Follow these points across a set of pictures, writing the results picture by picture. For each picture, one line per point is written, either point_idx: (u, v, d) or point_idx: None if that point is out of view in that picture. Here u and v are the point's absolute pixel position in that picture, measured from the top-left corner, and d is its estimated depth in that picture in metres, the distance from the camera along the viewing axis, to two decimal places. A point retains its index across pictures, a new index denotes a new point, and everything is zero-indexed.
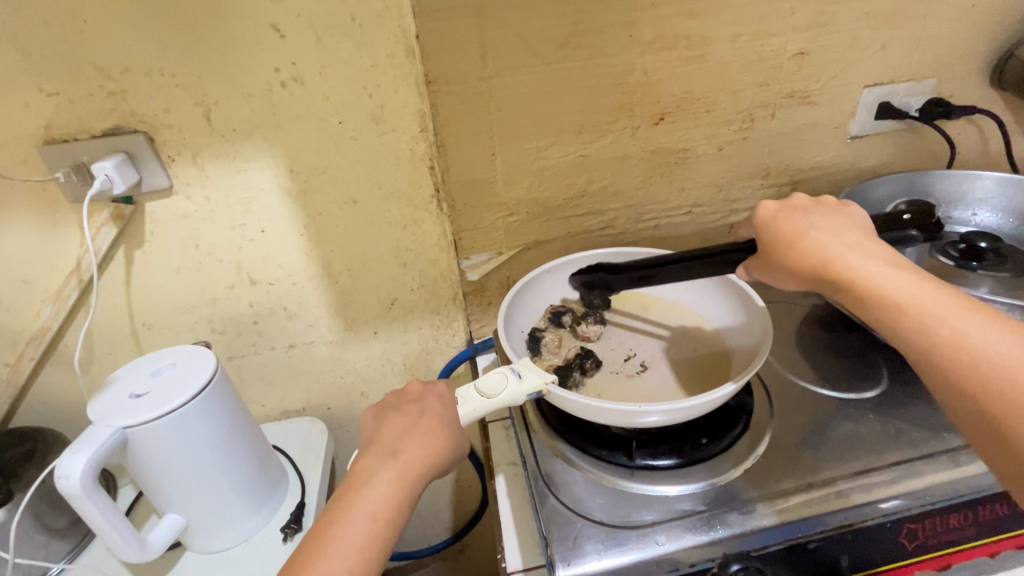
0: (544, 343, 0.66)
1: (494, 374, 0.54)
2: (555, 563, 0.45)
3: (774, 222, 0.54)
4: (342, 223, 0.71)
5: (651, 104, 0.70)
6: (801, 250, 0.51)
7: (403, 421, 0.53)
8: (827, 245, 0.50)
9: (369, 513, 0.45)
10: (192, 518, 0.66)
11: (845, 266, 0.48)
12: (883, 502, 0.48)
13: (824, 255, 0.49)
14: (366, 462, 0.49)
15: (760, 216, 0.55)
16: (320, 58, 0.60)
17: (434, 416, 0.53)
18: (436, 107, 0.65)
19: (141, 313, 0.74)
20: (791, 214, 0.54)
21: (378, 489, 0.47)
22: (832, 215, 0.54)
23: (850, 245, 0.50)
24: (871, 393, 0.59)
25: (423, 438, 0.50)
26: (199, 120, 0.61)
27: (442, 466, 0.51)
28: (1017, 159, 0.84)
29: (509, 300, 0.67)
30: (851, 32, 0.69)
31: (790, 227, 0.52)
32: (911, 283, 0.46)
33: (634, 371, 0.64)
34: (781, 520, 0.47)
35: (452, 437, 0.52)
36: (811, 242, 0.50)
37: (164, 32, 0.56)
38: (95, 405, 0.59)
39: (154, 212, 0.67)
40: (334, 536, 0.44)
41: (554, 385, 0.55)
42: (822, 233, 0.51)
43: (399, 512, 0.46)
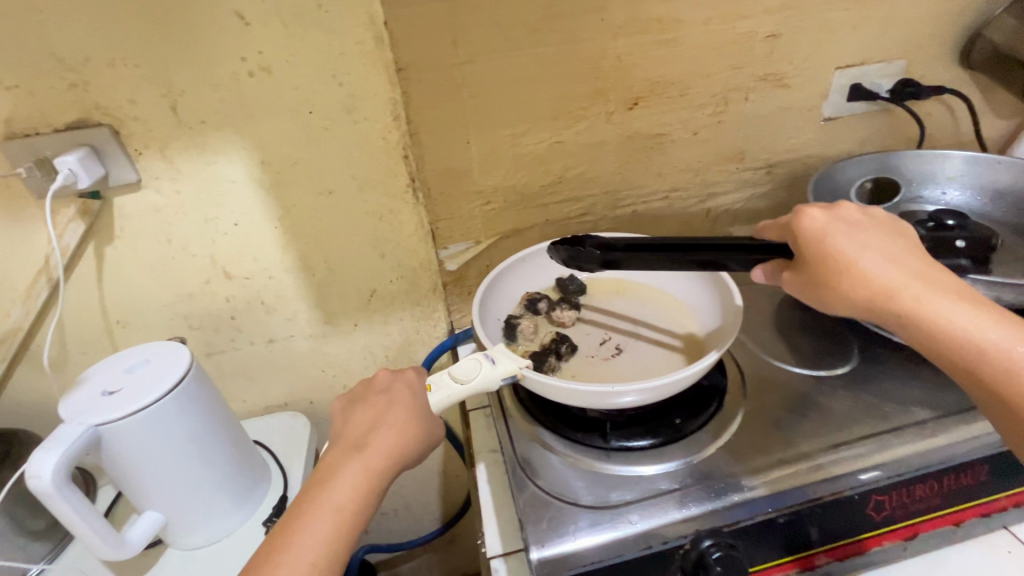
0: (520, 330, 0.65)
1: (467, 360, 0.55)
2: (529, 545, 0.46)
3: (826, 242, 0.48)
4: (317, 214, 0.71)
5: (625, 88, 0.70)
6: (863, 277, 0.46)
7: (371, 412, 0.53)
8: (887, 273, 0.46)
9: (335, 506, 0.46)
10: (172, 515, 0.65)
11: (910, 299, 0.45)
12: (859, 473, 0.49)
13: (886, 287, 0.46)
14: (336, 456, 0.50)
15: (807, 231, 0.49)
16: (288, 46, 0.59)
17: (402, 406, 0.53)
18: (408, 94, 0.64)
19: (114, 311, 0.73)
20: (841, 230, 0.49)
21: (345, 481, 0.47)
22: (875, 228, 0.50)
23: (909, 271, 0.47)
24: (842, 369, 0.60)
25: (390, 429, 0.51)
26: (165, 112, 0.60)
27: (411, 455, 0.51)
28: (986, 138, 0.85)
29: (483, 289, 0.68)
30: (822, 14, 0.70)
31: (846, 250, 0.47)
32: (975, 317, 0.44)
33: (609, 354, 0.64)
34: (770, 491, 0.48)
35: (421, 426, 0.52)
36: (871, 270, 0.47)
37: (125, 20, 0.55)
38: (66, 403, 0.58)
39: (123, 207, 0.66)
40: (300, 530, 0.44)
41: (529, 369, 0.55)
42: (878, 256, 0.47)
43: (366, 503, 0.47)
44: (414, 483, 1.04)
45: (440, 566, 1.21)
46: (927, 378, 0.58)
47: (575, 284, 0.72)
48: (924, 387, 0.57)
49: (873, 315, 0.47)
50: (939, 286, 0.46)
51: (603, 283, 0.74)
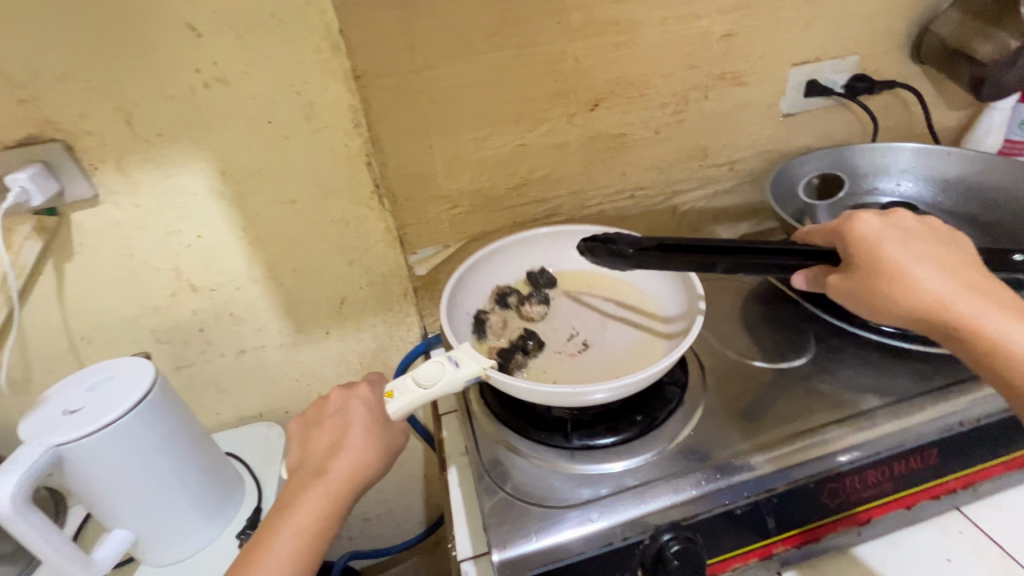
0: (489, 326, 0.66)
1: (429, 363, 0.54)
2: (491, 548, 0.46)
3: (878, 249, 0.49)
4: (281, 223, 0.70)
5: (585, 90, 0.71)
6: (909, 285, 0.47)
7: (329, 434, 0.53)
8: (941, 284, 0.47)
9: (294, 532, 0.48)
10: (143, 532, 0.65)
11: (960, 311, 0.46)
12: (842, 455, 0.50)
13: (938, 298, 0.47)
14: (297, 481, 0.51)
15: (859, 237, 0.50)
16: (242, 57, 0.58)
17: (359, 424, 0.53)
18: (367, 101, 0.64)
19: (78, 327, 0.72)
20: (894, 237, 0.50)
21: (303, 507, 0.48)
22: (932, 239, 0.51)
23: (963, 283, 0.47)
24: (800, 361, 0.62)
25: (348, 452, 0.51)
26: (120, 125, 0.60)
27: (372, 475, 0.52)
28: (939, 129, 0.88)
29: (451, 284, 0.67)
30: (774, 13, 0.71)
31: (898, 259, 0.48)
32: None
33: (575, 349, 0.65)
34: (776, 467, 0.50)
35: (380, 445, 0.52)
36: (923, 280, 0.47)
37: (72, 34, 0.54)
38: (27, 423, 0.57)
39: (82, 223, 0.65)
40: (260, 557, 0.46)
41: (493, 370, 0.55)
42: (930, 267, 0.48)
43: (325, 526, 0.48)
44: (394, 488, 1.04)
45: (426, 569, 1.21)
46: (880, 366, 0.59)
47: (546, 277, 0.71)
48: (877, 374, 0.58)
49: (919, 325, 0.47)
50: (992, 300, 0.46)
51: (570, 273, 0.74)
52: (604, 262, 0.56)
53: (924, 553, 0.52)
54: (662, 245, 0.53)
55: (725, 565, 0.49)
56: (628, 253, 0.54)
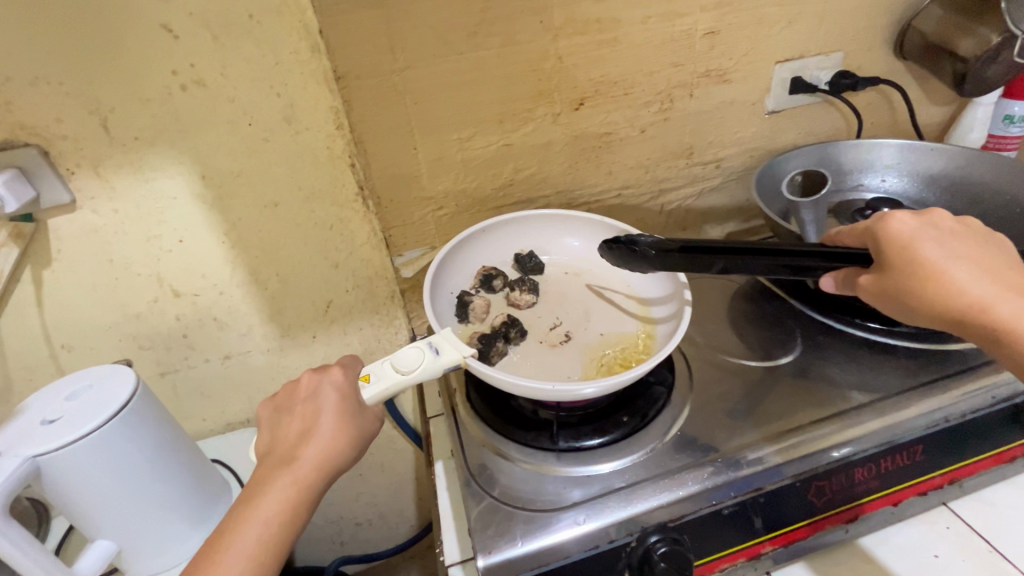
0: (471, 309, 0.66)
1: (409, 349, 0.53)
2: (476, 553, 0.46)
3: (913, 249, 0.48)
4: (264, 227, 0.69)
5: (569, 89, 0.70)
6: (944, 285, 0.46)
7: (300, 422, 0.52)
8: (980, 284, 0.46)
9: (262, 519, 0.46)
10: (125, 542, 0.64)
11: (999, 312, 0.44)
12: (836, 449, 0.51)
13: (977, 299, 0.45)
14: (265, 469, 0.50)
15: (893, 235, 0.50)
16: (220, 58, 0.58)
17: (330, 410, 0.52)
18: (349, 102, 0.63)
19: (58, 335, 0.71)
20: (931, 236, 0.49)
21: (271, 494, 0.47)
22: (970, 239, 0.49)
23: (1004, 283, 0.46)
24: (785, 359, 0.61)
25: (319, 438, 0.50)
26: (96, 129, 0.58)
27: (344, 462, 0.51)
28: (923, 125, 0.88)
29: (435, 264, 0.66)
30: (757, 10, 0.71)
31: (935, 258, 0.47)
32: None
33: (558, 340, 0.64)
34: (785, 457, 0.50)
35: (352, 431, 0.51)
36: (960, 280, 0.46)
37: (44, 37, 0.53)
38: (4, 433, 0.56)
39: (60, 229, 0.64)
40: (226, 545, 0.45)
41: (473, 359, 0.54)
42: (968, 266, 0.47)
43: (295, 514, 0.47)
44: (386, 492, 1.03)
45: None
46: (866, 362, 0.59)
47: (534, 261, 0.71)
48: (862, 370, 0.59)
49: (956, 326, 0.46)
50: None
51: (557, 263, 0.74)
52: (629, 261, 0.57)
53: (912, 550, 0.52)
54: (685, 247, 0.54)
55: (714, 565, 0.49)
56: (650, 254, 0.55)
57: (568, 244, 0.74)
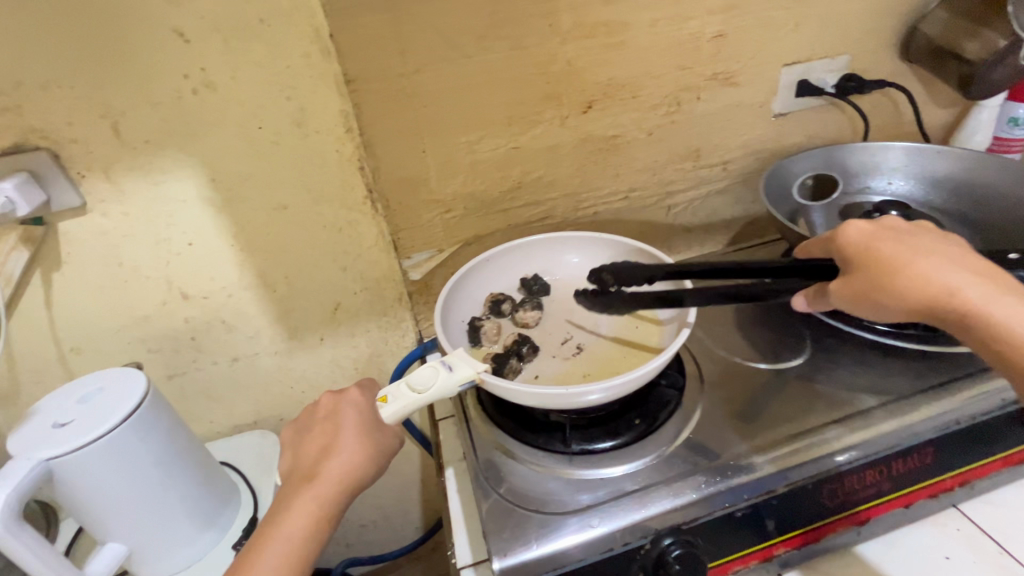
0: (483, 333, 0.66)
1: (423, 368, 0.53)
2: (491, 556, 0.46)
3: (872, 248, 0.48)
4: (272, 230, 0.70)
5: (577, 92, 0.70)
6: (912, 279, 0.45)
7: (321, 439, 0.53)
8: (944, 273, 0.45)
9: (287, 535, 0.47)
10: (136, 545, 0.64)
11: (968, 299, 0.44)
12: (837, 455, 0.51)
13: (945, 287, 0.45)
14: (289, 486, 0.50)
15: (849, 240, 0.49)
16: (231, 62, 0.58)
17: (351, 427, 0.53)
18: (359, 106, 0.64)
19: (67, 338, 0.71)
20: (887, 235, 0.49)
21: (295, 510, 0.48)
22: (923, 233, 0.49)
23: (966, 270, 0.45)
24: (795, 362, 0.62)
25: (340, 454, 0.50)
26: (106, 133, 0.59)
27: (366, 477, 0.51)
28: (928, 127, 0.89)
29: (445, 294, 0.66)
30: (764, 14, 0.71)
31: (895, 253, 0.47)
32: None
33: (570, 353, 0.65)
34: (789, 463, 0.50)
35: (372, 446, 0.52)
36: (924, 271, 0.45)
37: (55, 41, 0.53)
38: (16, 437, 0.56)
39: (69, 232, 0.64)
40: (254, 562, 0.45)
41: (487, 374, 0.54)
42: (933, 258, 0.46)
43: (318, 530, 0.48)
44: (392, 493, 1.03)
45: None
46: (875, 365, 0.60)
47: (539, 283, 0.72)
48: (872, 373, 0.59)
49: (929, 318, 0.45)
50: (997, 285, 0.45)
51: (568, 282, 0.73)
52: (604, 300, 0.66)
53: (922, 551, 0.52)
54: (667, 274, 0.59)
55: (727, 568, 0.49)
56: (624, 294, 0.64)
57: (569, 261, 0.74)
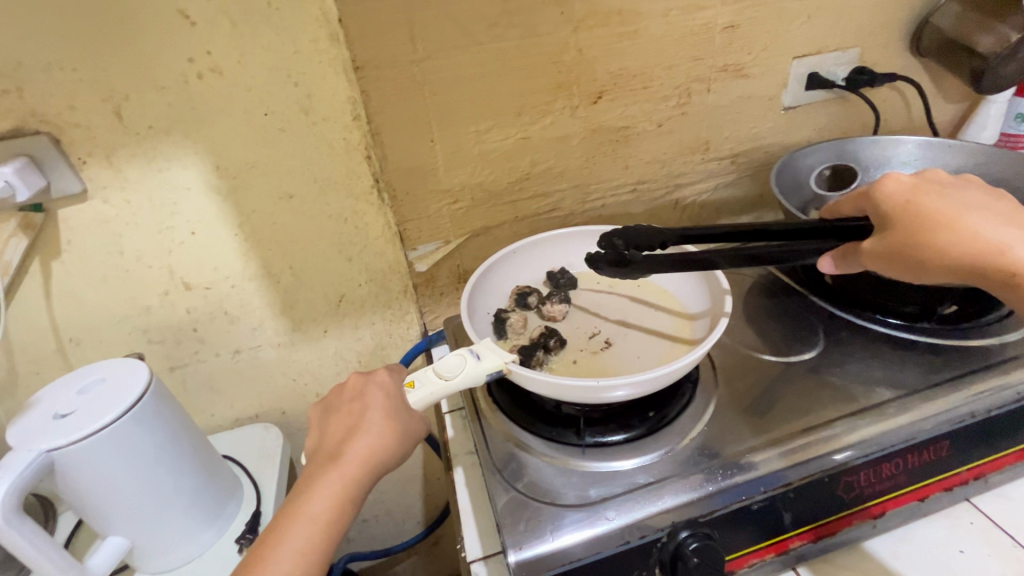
0: (509, 325, 0.64)
1: (452, 356, 0.53)
2: (507, 549, 0.45)
3: (919, 203, 0.50)
4: (278, 220, 0.68)
5: (588, 82, 0.70)
6: (954, 235, 0.48)
7: (346, 421, 0.52)
8: (990, 231, 0.48)
9: (311, 517, 0.46)
10: (138, 538, 0.63)
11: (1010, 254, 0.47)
12: (836, 454, 0.50)
13: (990, 244, 0.48)
14: (313, 466, 0.49)
15: (891, 197, 0.52)
16: (238, 47, 0.56)
17: (378, 409, 0.52)
18: (367, 93, 0.62)
19: (67, 328, 0.69)
20: (929, 191, 0.51)
21: (319, 491, 0.47)
22: (968, 190, 0.52)
23: (1012, 228, 0.48)
24: (809, 354, 0.61)
25: (365, 435, 0.49)
26: (109, 117, 0.57)
27: (391, 462, 0.50)
28: (936, 122, 0.88)
29: (472, 284, 0.66)
30: (777, 5, 0.71)
31: (941, 209, 0.49)
32: None
33: (597, 348, 0.63)
34: (800, 458, 0.49)
35: (399, 430, 0.51)
36: (970, 228, 0.48)
37: (58, 22, 0.52)
38: (16, 428, 0.55)
39: (70, 219, 0.62)
40: (278, 542, 0.45)
41: (515, 364, 0.54)
42: (975, 214, 0.49)
43: (342, 513, 0.47)
44: (393, 488, 1.02)
45: (425, 568, 1.19)
46: (888, 358, 0.59)
47: (566, 277, 0.71)
48: (885, 366, 0.58)
49: (969, 273, 0.48)
50: None
51: (587, 274, 0.74)
52: (609, 273, 0.57)
53: (936, 545, 0.52)
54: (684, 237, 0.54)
55: (742, 562, 0.49)
56: (640, 260, 0.55)
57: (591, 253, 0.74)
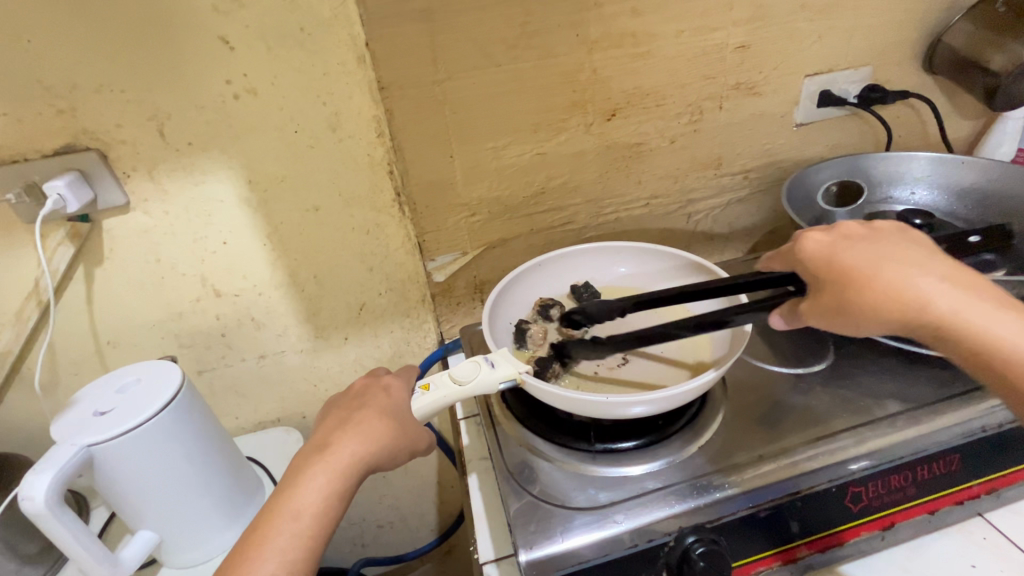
0: (530, 335, 0.65)
1: (466, 362, 0.55)
2: (517, 548, 0.47)
3: (840, 258, 0.48)
4: (304, 231, 0.72)
5: (603, 100, 0.72)
6: (884, 289, 0.45)
7: (341, 417, 0.53)
8: (915, 280, 0.45)
9: (296, 511, 0.45)
10: (164, 533, 0.65)
11: (944, 308, 0.44)
12: (843, 465, 0.50)
13: (914, 296, 0.45)
14: (303, 458, 0.50)
15: (813, 254, 0.50)
16: (272, 69, 0.60)
17: (375, 408, 0.53)
18: (391, 111, 0.66)
19: (105, 331, 0.73)
20: (848, 245, 0.49)
21: (306, 483, 0.47)
22: (882, 236, 0.49)
23: (933, 275, 0.45)
24: (818, 367, 0.62)
25: (357, 431, 0.50)
26: (152, 134, 0.61)
27: (379, 459, 0.50)
28: (951, 139, 0.89)
29: (494, 296, 0.68)
30: (789, 25, 0.73)
31: (863, 263, 0.47)
32: (1001, 317, 0.43)
33: (615, 363, 0.64)
34: (806, 467, 0.50)
35: (393, 430, 0.51)
36: (895, 280, 0.45)
37: (109, 47, 0.56)
38: (59, 424, 0.58)
39: (113, 229, 0.66)
40: (264, 534, 0.44)
41: (528, 375, 0.55)
42: (900, 265, 0.46)
43: (328, 507, 0.46)
44: (409, 493, 1.04)
45: None
46: (899, 372, 0.60)
47: (590, 290, 0.70)
48: (896, 380, 0.59)
49: (902, 327, 0.45)
50: (965, 290, 0.45)
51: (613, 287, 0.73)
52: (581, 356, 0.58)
53: (948, 559, 0.52)
54: (637, 303, 0.58)
55: (749, 569, 0.49)
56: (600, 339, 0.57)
57: (615, 270, 0.75)
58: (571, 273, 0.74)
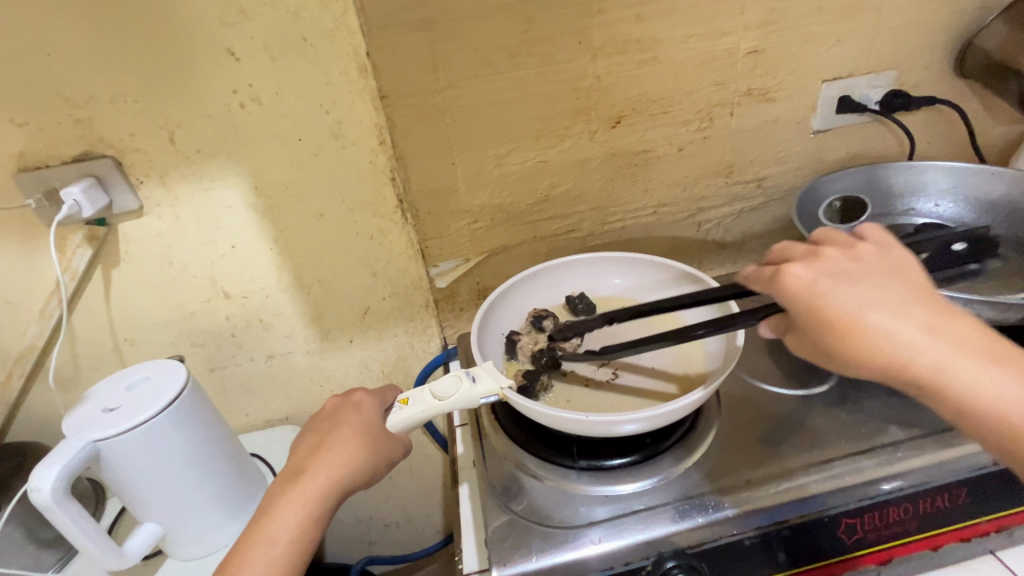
0: (519, 347, 0.65)
1: (447, 377, 0.55)
2: (492, 565, 0.47)
3: (822, 303, 0.44)
4: (308, 235, 0.73)
5: (606, 107, 0.71)
6: (868, 344, 0.42)
7: (316, 439, 0.54)
8: (901, 333, 0.42)
9: (271, 539, 0.47)
10: (171, 527, 0.68)
11: (929, 365, 0.41)
12: (837, 493, 0.48)
13: (900, 353, 0.42)
14: (280, 483, 0.51)
15: (795, 292, 0.45)
16: (276, 79, 0.62)
17: (347, 429, 0.54)
18: (392, 119, 0.66)
19: (122, 330, 0.77)
20: (832, 284, 0.44)
21: (281, 511, 0.48)
22: (865, 271, 0.45)
23: (915, 323, 0.42)
24: (820, 389, 0.59)
25: (330, 456, 0.51)
26: (164, 142, 0.64)
27: (353, 480, 0.51)
28: (984, 145, 0.84)
29: (487, 305, 0.68)
30: (805, 28, 0.70)
31: (846, 311, 0.43)
32: (990, 374, 0.41)
33: (606, 377, 0.63)
34: (796, 494, 0.48)
35: (365, 449, 0.52)
36: (878, 333, 0.42)
37: (121, 59, 0.58)
38: (70, 420, 0.61)
39: (128, 232, 0.69)
40: (243, 559, 0.46)
41: (511, 390, 0.55)
42: (886, 313, 0.42)
43: (304, 531, 0.48)
44: (414, 494, 1.05)
45: None
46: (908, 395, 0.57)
47: (584, 303, 0.70)
48: (905, 404, 0.56)
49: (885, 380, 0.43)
50: (955, 343, 0.41)
51: (608, 299, 0.72)
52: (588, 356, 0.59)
53: None
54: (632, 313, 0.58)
55: None
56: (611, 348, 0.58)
57: (612, 282, 0.74)
58: (569, 283, 0.74)
